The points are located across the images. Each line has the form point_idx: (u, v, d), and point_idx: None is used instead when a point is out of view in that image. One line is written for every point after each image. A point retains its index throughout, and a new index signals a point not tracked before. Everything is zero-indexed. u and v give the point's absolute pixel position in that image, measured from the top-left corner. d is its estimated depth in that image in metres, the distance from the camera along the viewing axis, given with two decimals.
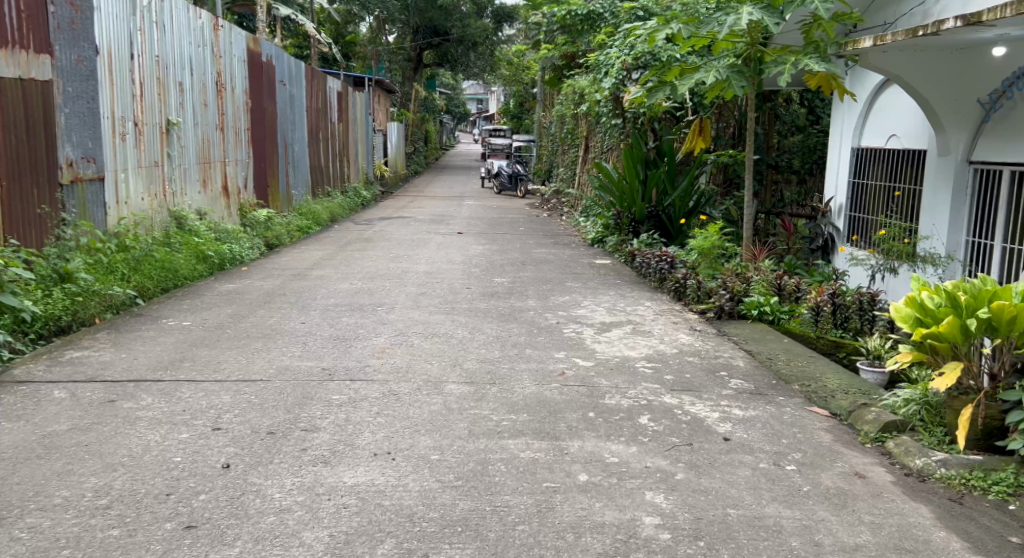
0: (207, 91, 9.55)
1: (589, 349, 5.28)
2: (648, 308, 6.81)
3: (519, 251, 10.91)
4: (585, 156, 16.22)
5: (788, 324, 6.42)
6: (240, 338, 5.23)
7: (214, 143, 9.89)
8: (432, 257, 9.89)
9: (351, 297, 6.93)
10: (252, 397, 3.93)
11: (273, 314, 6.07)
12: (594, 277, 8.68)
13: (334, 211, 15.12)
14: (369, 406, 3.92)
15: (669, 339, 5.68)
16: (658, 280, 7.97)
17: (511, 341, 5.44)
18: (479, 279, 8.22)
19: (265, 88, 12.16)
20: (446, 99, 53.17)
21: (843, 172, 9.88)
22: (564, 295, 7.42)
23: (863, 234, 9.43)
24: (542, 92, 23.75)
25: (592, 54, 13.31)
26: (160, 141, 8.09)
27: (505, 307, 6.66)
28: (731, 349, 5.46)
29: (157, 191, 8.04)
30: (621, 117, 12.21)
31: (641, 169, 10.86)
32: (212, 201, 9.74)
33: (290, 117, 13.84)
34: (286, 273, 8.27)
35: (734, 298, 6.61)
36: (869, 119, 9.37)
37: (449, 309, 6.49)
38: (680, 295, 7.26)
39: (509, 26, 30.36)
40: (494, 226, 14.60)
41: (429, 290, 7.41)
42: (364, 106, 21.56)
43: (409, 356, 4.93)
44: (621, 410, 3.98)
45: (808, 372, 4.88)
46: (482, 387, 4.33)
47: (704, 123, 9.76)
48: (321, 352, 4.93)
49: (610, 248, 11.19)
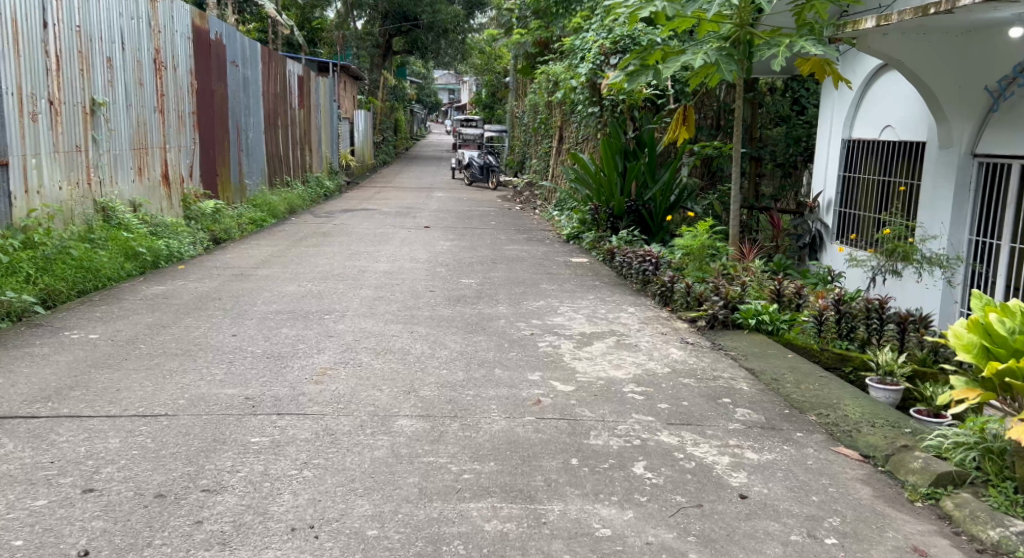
0: (143, 69, 8.77)
1: (569, 369, 4.49)
2: (632, 317, 6.08)
3: (489, 247, 10.14)
4: (560, 147, 15.47)
5: (788, 334, 5.65)
6: (153, 357, 4.41)
7: (153, 125, 9.07)
8: (394, 254, 9.08)
9: (297, 302, 6.13)
10: (147, 442, 3.13)
11: (201, 324, 5.26)
12: (571, 278, 7.94)
13: (293, 202, 14.22)
14: (295, 452, 3.13)
15: (660, 356, 4.91)
16: (641, 283, 7.23)
17: (477, 359, 4.66)
18: (444, 280, 7.44)
19: (213, 69, 11.24)
20: (417, 88, 52.14)
21: (832, 166, 9.20)
22: (537, 300, 6.66)
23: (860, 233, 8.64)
24: (515, 81, 22.96)
25: (569, 39, 12.55)
26: (84, 123, 7.41)
27: (472, 315, 5.89)
28: (731, 368, 4.70)
29: (79, 179, 7.32)
30: (599, 106, 11.45)
31: (619, 160, 10.15)
32: (148, 191, 8.89)
33: (243, 101, 12.88)
34: (227, 273, 7.44)
35: (729, 305, 5.83)
36: (861, 108, 8.71)
37: (408, 318, 5.71)
38: (666, 301, 6.52)
39: (481, 13, 29.46)
40: (463, 219, 13.81)
41: (388, 294, 6.61)
42: (329, 92, 20.56)
43: (355, 380, 4.15)
44: (611, 455, 3.23)
45: (822, 398, 4.10)
46: (439, 422, 3.55)
47: (688, 111, 9.05)
48: (248, 377, 4.13)
49: (586, 245, 10.47)
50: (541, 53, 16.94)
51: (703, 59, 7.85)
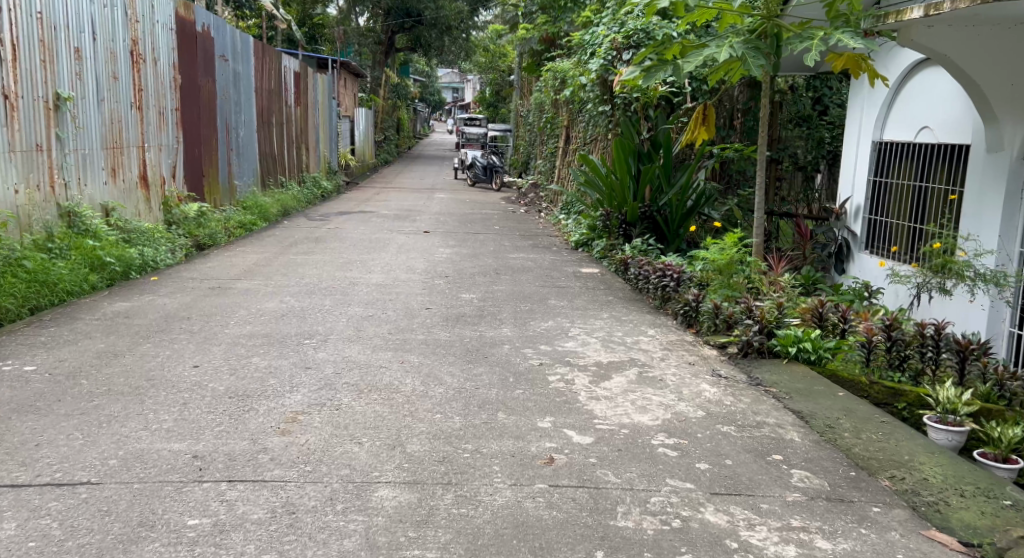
0: (119, 61, 8.09)
1: (585, 415, 3.79)
2: (652, 342, 5.39)
3: (492, 255, 9.45)
4: (567, 148, 14.80)
5: (832, 364, 4.85)
6: (92, 397, 3.73)
7: (129, 123, 8.39)
8: (389, 264, 8.40)
9: (275, 323, 5.44)
10: (53, 529, 2.49)
11: (161, 351, 4.58)
12: (582, 292, 7.25)
13: (287, 204, 13.55)
14: (241, 544, 2.48)
15: (691, 395, 4.20)
16: (661, 299, 6.57)
17: (477, 400, 3.98)
18: (442, 296, 6.76)
19: (200, 63, 10.55)
20: (420, 87, 51.54)
21: (861, 169, 8.46)
22: (545, 320, 5.97)
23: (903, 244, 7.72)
24: (520, 80, 22.25)
25: (577, 33, 11.86)
26: (46, 119, 6.74)
27: (472, 340, 5.22)
28: (776, 412, 3.95)
29: (40, 181, 6.67)
30: (611, 104, 10.76)
31: (633, 162, 9.47)
32: (122, 194, 8.21)
33: (234, 98, 12.20)
34: (204, 286, 6.77)
35: (765, 330, 5.09)
36: (895, 107, 7.98)
37: (400, 343, 5.03)
38: (690, 321, 5.83)
39: (486, 10, 28.73)
40: (465, 223, 13.13)
41: (379, 313, 5.93)
42: (328, 90, 19.86)
43: (330, 429, 3.46)
44: (646, 546, 2.56)
45: (891, 453, 3.35)
46: (428, 493, 2.85)
47: (708, 110, 8.35)
48: (202, 426, 3.44)
49: (596, 254, 9.82)
50: (547, 50, 16.27)
51: (729, 52, 7.14)
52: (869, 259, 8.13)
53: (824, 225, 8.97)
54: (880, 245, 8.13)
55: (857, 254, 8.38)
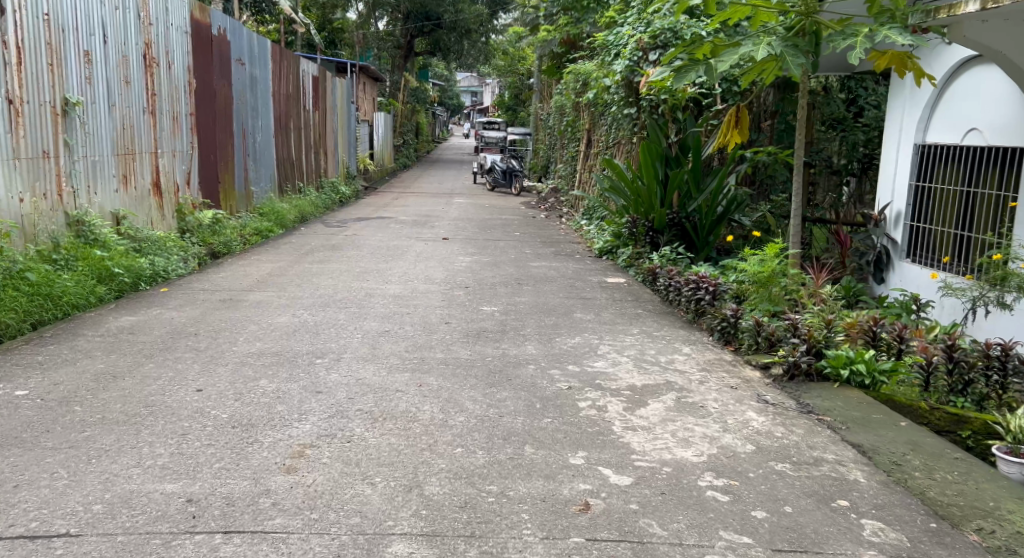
0: (130, 65, 7.82)
1: (622, 449, 3.43)
2: (689, 362, 5.02)
3: (513, 264, 9.10)
4: (588, 152, 14.47)
5: (888, 389, 4.48)
6: (83, 427, 3.40)
7: (141, 128, 8.11)
8: (407, 273, 8.07)
9: (285, 340, 5.12)
10: None
11: (163, 372, 4.27)
12: (609, 305, 6.89)
13: (304, 210, 13.28)
14: None
15: (737, 425, 3.83)
16: (695, 313, 6.20)
17: (501, 431, 3.63)
18: (462, 309, 6.42)
19: (215, 66, 10.28)
20: (439, 90, 51.41)
21: (902, 174, 7.98)
22: (572, 337, 5.61)
23: (956, 255, 7.18)
24: (540, 83, 21.95)
25: (601, 34, 11.50)
26: (53, 125, 6.47)
27: (494, 359, 4.88)
28: (833, 446, 3.58)
29: (46, 189, 6.38)
30: (637, 107, 10.39)
31: (660, 167, 9.11)
32: (133, 202, 7.93)
33: (251, 102, 11.94)
34: (214, 298, 6.46)
35: (813, 350, 4.72)
36: (939, 108, 7.52)
37: (418, 363, 4.70)
38: (728, 339, 5.46)
39: (506, 13, 28.47)
40: (485, 229, 12.82)
41: (396, 328, 5.60)
42: (347, 94, 19.61)
43: (339, 467, 3.12)
44: None
45: (972, 498, 2.98)
46: (448, 548, 2.57)
47: (740, 112, 7.95)
48: (201, 462, 3.12)
49: (621, 262, 9.44)
50: (568, 53, 15.94)
51: (766, 51, 6.75)
52: (912, 269, 7.63)
53: (861, 231, 8.40)
54: (922, 254, 7.64)
55: (897, 263, 7.88)
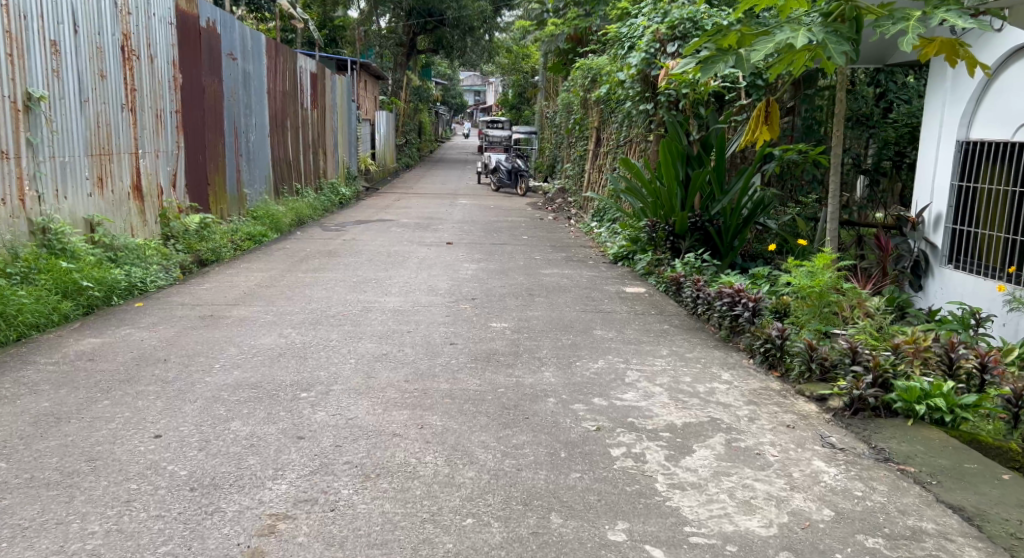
0: (106, 57, 7.16)
1: (672, 520, 2.80)
2: (732, 394, 4.33)
3: (522, 271, 8.43)
4: (598, 150, 13.82)
5: (972, 426, 3.82)
6: (3, 494, 2.75)
7: (119, 127, 7.45)
8: (409, 284, 7.40)
9: (268, 367, 4.45)
10: None
11: (119, 412, 3.61)
12: (632, 319, 6.22)
13: (300, 212, 12.62)
14: None
15: (806, 481, 3.17)
16: (730, 331, 5.53)
17: (521, 492, 2.97)
18: (470, 325, 5.75)
19: (203, 60, 9.60)
20: (443, 89, 50.76)
21: (942, 173, 6.91)
22: (595, 360, 4.93)
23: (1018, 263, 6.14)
24: (545, 81, 21.29)
25: (614, 25, 10.83)
26: (12, 122, 5.81)
27: (507, 389, 4.22)
28: (931, 512, 2.94)
29: (5, 193, 5.72)
30: (653, 102, 9.68)
31: (681, 167, 8.42)
32: (111, 207, 7.28)
33: (243, 99, 11.27)
34: (193, 314, 5.80)
35: (879, 382, 4.06)
36: (987, 100, 6.49)
37: (420, 397, 4.03)
38: (773, 364, 4.80)
39: (510, 10, 27.79)
40: (490, 232, 12.17)
41: (394, 350, 4.95)
42: (346, 92, 18.92)
43: (320, 551, 2.55)
44: None
45: None
46: None
47: (771, 107, 7.30)
48: (145, 545, 2.53)
49: (638, 269, 8.76)
50: (576, 48, 15.28)
51: (806, 36, 6.09)
52: (958, 277, 6.59)
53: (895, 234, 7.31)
54: (966, 259, 6.65)
55: (937, 269, 6.84)
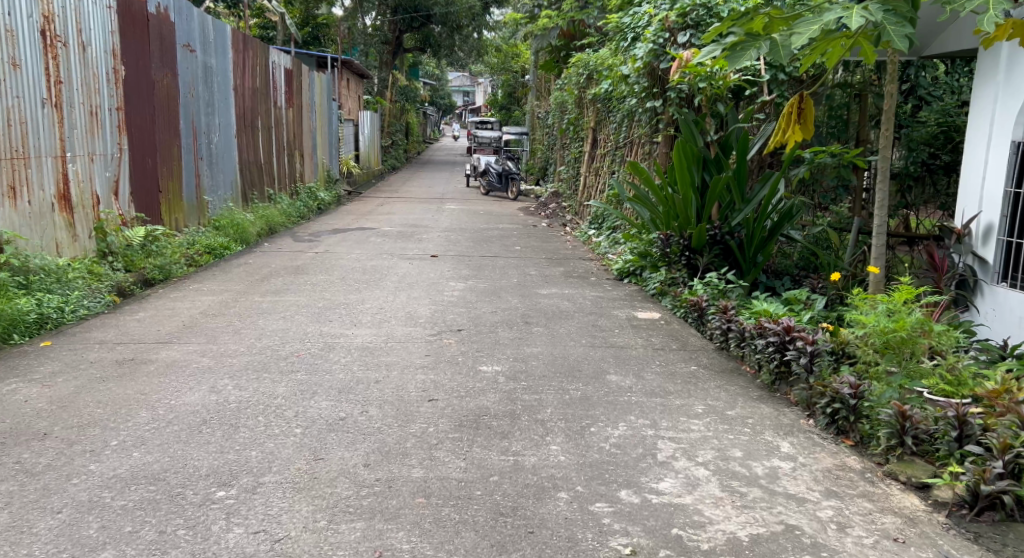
0: (19, 43, 6.10)
1: None
2: (803, 480, 3.23)
3: (517, 292, 7.32)
4: (595, 153, 12.71)
5: None
6: None
7: (40, 126, 6.37)
8: (383, 310, 6.30)
9: (183, 445, 3.33)
10: None
11: None
12: (652, 358, 5.08)
13: (270, 220, 11.45)
14: None
15: None
16: (777, 377, 4.44)
17: None
18: (454, 371, 4.62)
19: (152, 50, 8.44)
20: (431, 89, 49.71)
21: (994, 179, 5.22)
22: (615, 425, 3.81)
23: None
24: (536, 80, 20.21)
25: (615, 14, 9.71)
26: None
27: (500, 477, 3.13)
28: None
29: None
30: (662, 99, 8.58)
31: (696, 171, 7.33)
32: (27, 220, 6.20)
33: (203, 96, 10.09)
34: (111, 357, 4.69)
35: (1009, 470, 2.94)
36: None
37: (383, 496, 2.93)
38: (843, 430, 3.72)
39: (499, 8, 26.70)
40: (479, 241, 11.05)
41: (357, 411, 3.85)
42: (326, 90, 17.75)
43: None
44: None
45: None
46: None
47: (804, 102, 5.64)
48: None
49: (651, 288, 7.66)
50: (568, 45, 14.16)
51: (863, 15, 4.35)
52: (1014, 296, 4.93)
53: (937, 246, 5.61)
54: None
55: (986, 289, 5.20)
